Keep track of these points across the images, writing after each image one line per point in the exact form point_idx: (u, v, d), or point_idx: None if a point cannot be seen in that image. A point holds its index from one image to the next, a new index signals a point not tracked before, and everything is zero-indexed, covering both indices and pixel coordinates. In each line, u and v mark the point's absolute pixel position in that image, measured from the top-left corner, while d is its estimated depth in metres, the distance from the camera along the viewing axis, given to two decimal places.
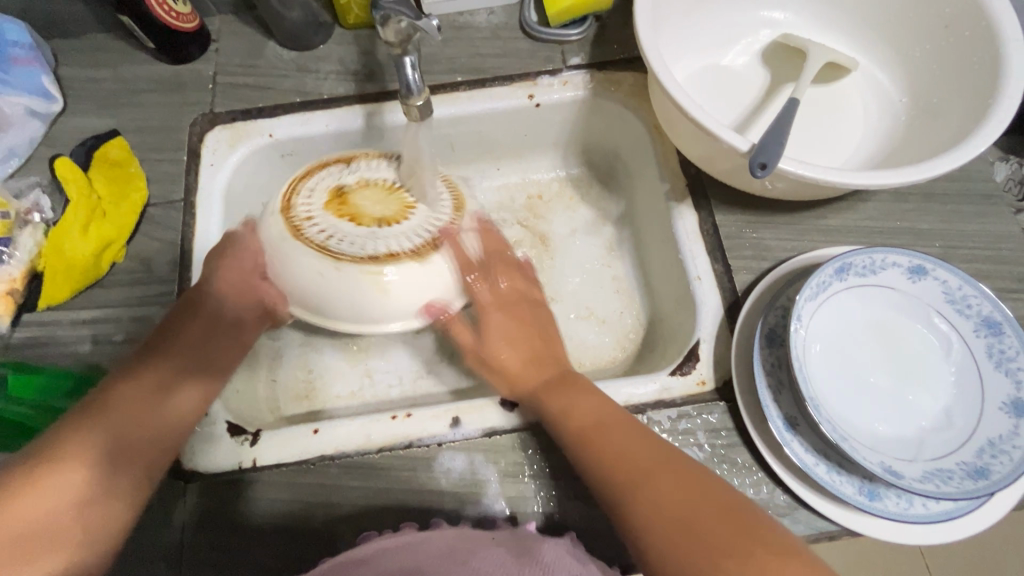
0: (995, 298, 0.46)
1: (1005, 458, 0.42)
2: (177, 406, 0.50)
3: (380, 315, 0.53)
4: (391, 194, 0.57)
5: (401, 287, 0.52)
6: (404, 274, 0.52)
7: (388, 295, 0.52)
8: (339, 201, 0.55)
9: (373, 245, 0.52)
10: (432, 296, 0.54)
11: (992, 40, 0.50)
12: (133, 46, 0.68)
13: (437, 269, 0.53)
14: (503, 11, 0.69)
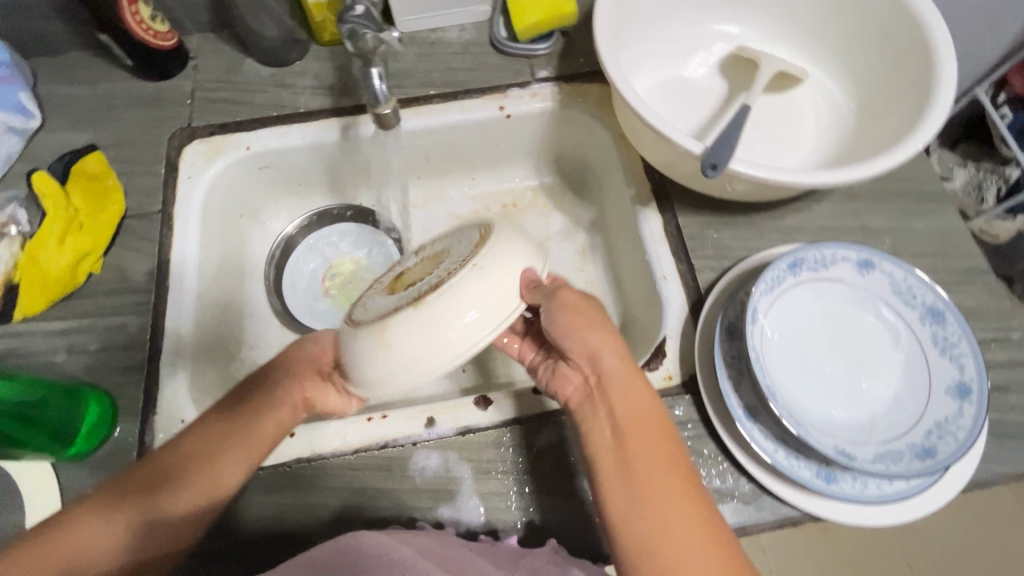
0: (936, 288, 0.50)
1: (951, 438, 0.44)
2: (220, 471, 0.47)
3: (399, 377, 0.40)
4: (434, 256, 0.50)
5: (403, 339, 0.39)
6: (406, 323, 0.40)
7: (398, 353, 0.40)
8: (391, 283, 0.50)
9: (399, 300, 0.44)
10: (457, 341, 0.40)
11: (928, 49, 0.54)
12: (112, 64, 0.70)
13: (450, 302, 0.40)
14: (474, 27, 0.72)
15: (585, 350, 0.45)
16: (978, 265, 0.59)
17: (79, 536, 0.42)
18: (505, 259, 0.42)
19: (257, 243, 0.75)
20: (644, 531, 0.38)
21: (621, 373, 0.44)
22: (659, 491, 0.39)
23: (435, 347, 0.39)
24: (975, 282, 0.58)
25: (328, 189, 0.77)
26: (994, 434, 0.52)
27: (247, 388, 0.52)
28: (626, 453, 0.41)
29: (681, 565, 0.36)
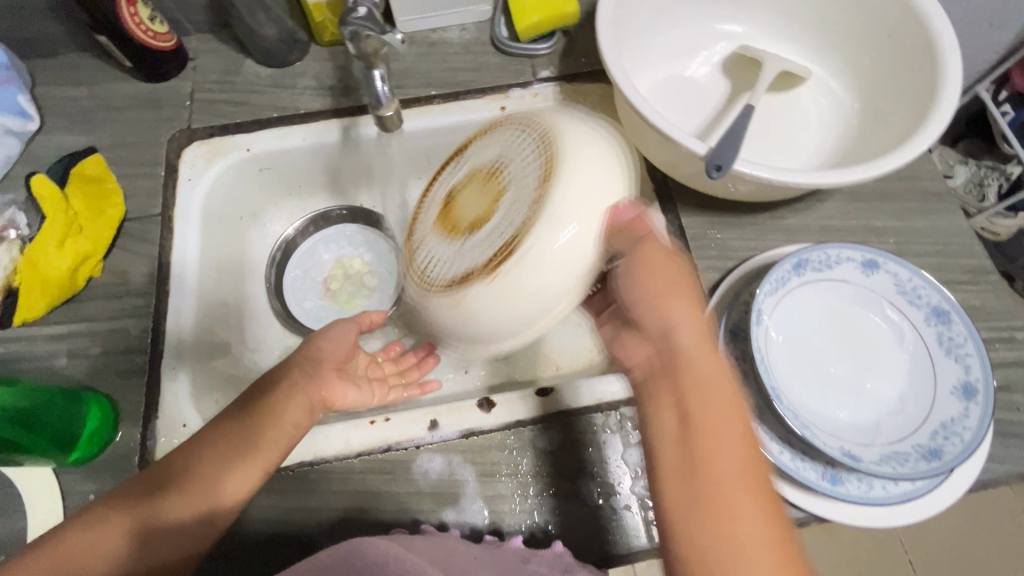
0: (942, 288, 0.50)
1: (957, 439, 0.44)
2: (222, 477, 0.46)
3: (483, 338, 0.48)
4: (491, 180, 0.51)
5: (480, 307, 0.46)
6: (482, 297, 0.46)
7: (471, 319, 0.47)
8: (446, 212, 0.55)
9: (483, 250, 0.48)
10: (535, 302, 0.45)
11: (932, 49, 0.54)
12: (110, 65, 0.70)
13: (518, 274, 0.44)
14: (475, 27, 0.72)
15: (664, 319, 0.44)
16: (983, 264, 0.59)
17: (86, 532, 0.43)
18: (576, 190, 0.44)
19: (258, 245, 0.75)
20: (709, 531, 0.37)
21: (699, 347, 0.43)
22: (724, 490, 0.38)
23: (535, 303, 0.45)
24: (979, 282, 0.58)
25: (329, 190, 0.77)
26: (1000, 434, 0.51)
27: (264, 385, 0.52)
28: (693, 444, 0.40)
29: (749, 551, 0.36)
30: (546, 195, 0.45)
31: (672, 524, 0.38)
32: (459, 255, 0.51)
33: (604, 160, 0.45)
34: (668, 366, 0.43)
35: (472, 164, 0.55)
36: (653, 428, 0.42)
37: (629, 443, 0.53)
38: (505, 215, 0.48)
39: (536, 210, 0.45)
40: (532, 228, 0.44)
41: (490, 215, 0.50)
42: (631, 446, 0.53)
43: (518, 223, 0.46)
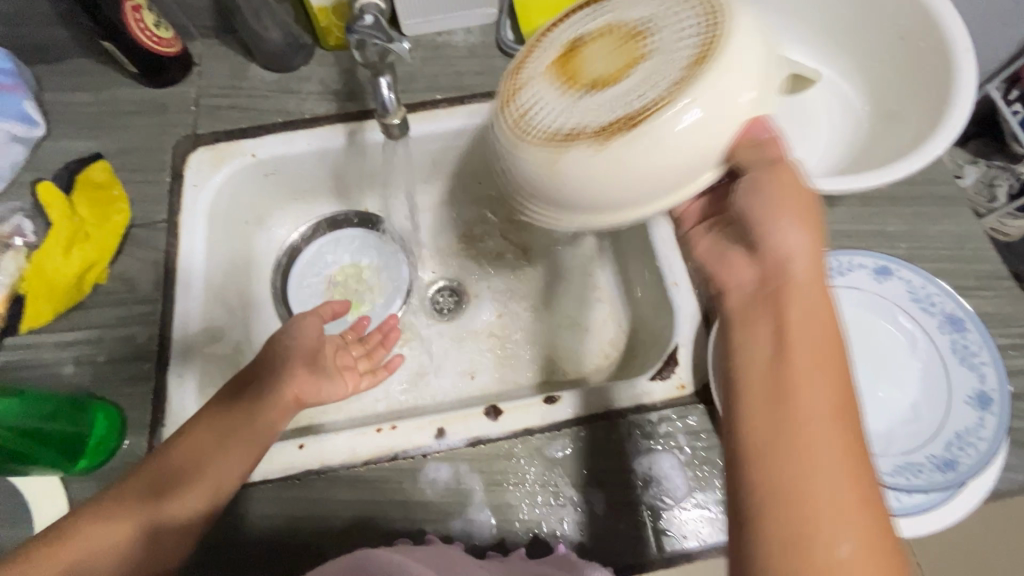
0: (957, 297, 0.50)
1: (971, 450, 0.45)
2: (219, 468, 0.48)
3: (567, 207, 0.42)
4: (629, 41, 0.43)
5: (577, 175, 0.40)
6: (587, 161, 0.39)
7: (563, 183, 0.41)
8: (564, 59, 0.45)
9: (607, 111, 0.41)
10: (642, 183, 0.39)
11: (946, 51, 0.53)
12: (115, 70, 0.69)
13: (639, 145, 0.38)
14: (480, 30, 0.71)
15: (776, 241, 0.39)
16: (996, 269, 0.58)
17: (91, 528, 0.44)
18: (741, 82, 0.38)
19: (264, 250, 0.75)
20: (780, 458, 0.33)
21: (810, 276, 0.38)
22: (810, 418, 0.34)
23: (647, 181, 0.39)
24: (992, 287, 0.57)
25: (334, 194, 0.76)
26: (1015, 442, 0.51)
27: (251, 374, 0.54)
28: (784, 369, 0.35)
29: (818, 495, 0.31)
30: (711, 74, 0.38)
31: (740, 445, 0.35)
32: (572, 109, 0.42)
33: (769, 70, 0.40)
34: (770, 290, 0.39)
35: (608, 19, 0.45)
36: (743, 346, 0.38)
37: (639, 452, 0.52)
38: (642, 83, 0.40)
39: (677, 88, 0.38)
40: (685, 101, 0.38)
41: (622, 79, 0.42)
42: (641, 455, 0.52)
43: (665, 90, 0.39)
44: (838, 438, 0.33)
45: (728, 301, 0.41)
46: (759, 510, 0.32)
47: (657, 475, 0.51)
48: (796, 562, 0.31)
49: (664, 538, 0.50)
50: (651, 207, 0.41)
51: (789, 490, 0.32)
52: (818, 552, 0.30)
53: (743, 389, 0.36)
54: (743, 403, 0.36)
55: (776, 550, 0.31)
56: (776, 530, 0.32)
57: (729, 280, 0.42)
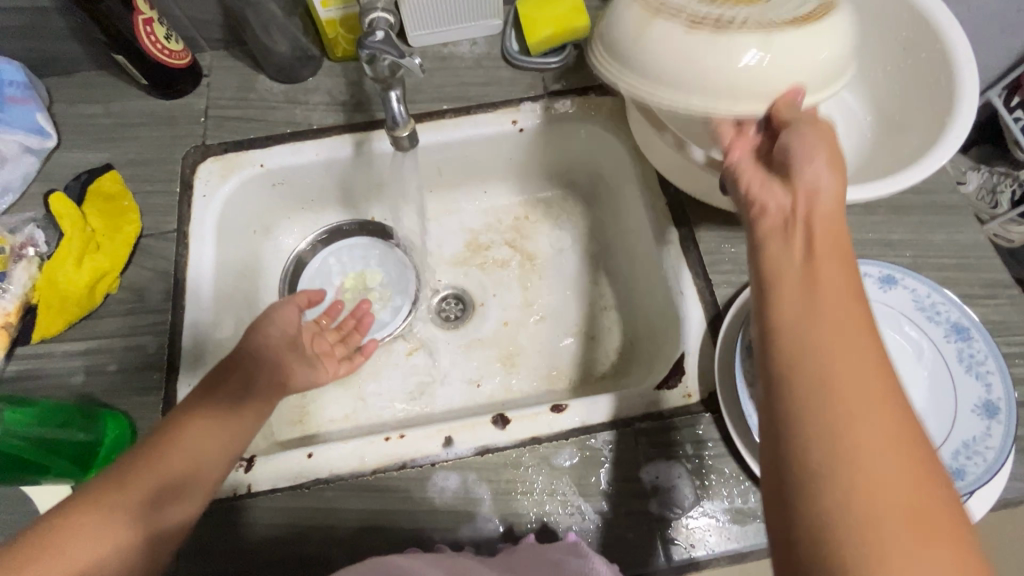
0: (961, 306, 0.50)
1: (979, 459, 0.45)
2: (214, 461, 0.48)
3: (639, 70, 0.47)
4: None
5: (661, 44, 0.45)
6: (680, 39, 0.45)
7: (648, 47, 0.46)
8: None
9: (709, 12, 0.46)
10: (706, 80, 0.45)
11: (948, 63, 0.53)
12: (125, 82, 0.70)
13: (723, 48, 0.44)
14: (486, 41, 0.72)
15: (807, 173, 0.43)
16: (1001, 277, 0.58)
17: (88, 534, 0.42)
18: (818, 47, 0.45)
19: (271, 258, 0.76)
20: (810, 348, 0.34)
21: (835, 203, 0.41)
22: (837, 315, 0.35)
23: (707, 75, 0.44)
24: (997, 295, 0.57)
25: (341, 204, 0.77)
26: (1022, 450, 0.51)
27: (237, 363, 0.53)
28: (813, 275, 0.37)
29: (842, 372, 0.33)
30: (803, 28, 0.44)
31: (774, 345, 0.36)
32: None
33: (841, 64, 0.46)
34: (799, 212, 0.41)
35: None
36: (773, 257, 0.40)
37: (647, 461, 0.52)
38: (754, 15, 0.46)
39: (777, 26, 0.44)
40: (772, 34, 0.44)
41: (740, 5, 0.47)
42: (649, 464, 0.52)
43: (757, 20, 0.45)
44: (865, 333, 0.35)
45: (761, 221, 0.43)
46: (793, 400, 0.33)
47: (665, 484, 0.51)
48: (826, 436, 0.32)
49: (672, 547, 0.50)
50: (694, 105, 0.46)
51: (821, 380, 0.33)
52: (854, 433, 0.31)
53: (774, 296, 0.38)
54: (775, 308, 0.37)
55: (813, 437, 0.32)
56: (813, 417, 0.32)
57: (762, 204, 0.44)
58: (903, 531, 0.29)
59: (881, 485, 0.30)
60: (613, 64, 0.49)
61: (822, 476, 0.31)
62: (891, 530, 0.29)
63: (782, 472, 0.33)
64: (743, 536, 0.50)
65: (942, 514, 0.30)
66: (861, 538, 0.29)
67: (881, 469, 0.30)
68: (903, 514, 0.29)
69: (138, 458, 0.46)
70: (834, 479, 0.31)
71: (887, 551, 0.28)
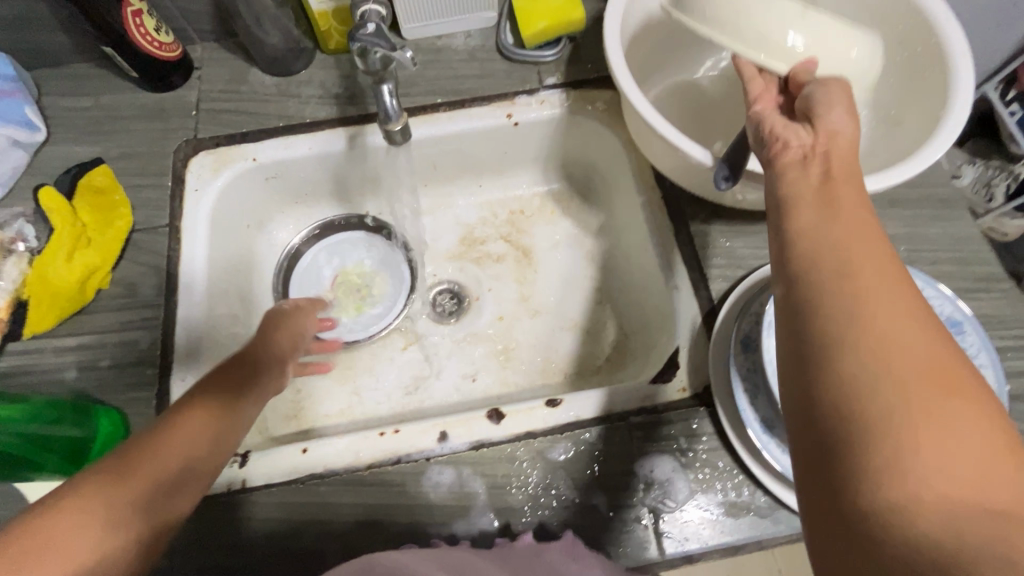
0: (955, 301, 0.50)
1: None
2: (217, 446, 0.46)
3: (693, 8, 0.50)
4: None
5: None
6: None
7: None
8: None
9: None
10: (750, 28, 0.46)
11: (943, 55, 0.53)
12: (115, 75, 0.69)
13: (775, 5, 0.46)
14: (480, 33, 0.72)
15: (824, 113, 0.41)
16: (994, 271, 0.58)
17: (92, 527, 0.35)
18: (848, 40, 0.47)
19: (265, 253, 0.75)
20: (831, 255, 0.33)
21: (850, 138, 0.40)
22: (852, 227, 0.34)
23: (745, 18, 0.46)
24: (991, 289, 0.57)
25: (335, 198, 0.77)
26: None
27: (243, 357, 0.54)
28: (827, 199, 0.36)
29: (866, 274, 0.31)
30: (839, 19, 0.47)
31: (792, 257, 0.34)
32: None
33: (866, 69, 0.48)
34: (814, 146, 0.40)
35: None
36: (791, 180, 0.38)
37: (641, 455, 0.52)
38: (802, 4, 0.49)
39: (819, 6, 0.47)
40: (810, 10, 0.47)
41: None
42: (643, 458, 0.52)
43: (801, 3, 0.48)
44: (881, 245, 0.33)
45: (780, 157, 0.41)
46: (816, 302, 0.31)
47: (659, 478, 0.51)
48: (851, 333, 0.29)
49: (666, 540, 0.50)
50: (730, 45, 0.47)
51: (842, 280, 0.31)
52: (881, 324, 0.29)
53: (791, 215, 0.37)
54: (791, 231, 0.36)
55: (834, 333, 0.29)
56: (835, 314, 0.30)
57: (783, 143, 0.41)
58: (940, 415, 0.26)
59: (912, 370, 0.27)
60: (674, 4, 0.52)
61: (850, 366, 0.28)
62: (926, 413, 0.26)
63: (806, 374, 0.30)
64: (736, 529, 0.50)
65: (979, 403, 0.27)
66: (894, 423, 0.26)
67: (912, 358, 0.27)
68: (940, 398, 0.26)
69: (129, 450, 0.41)
70: (861, 367, 0.28)
71: (924, 434, 0.25)
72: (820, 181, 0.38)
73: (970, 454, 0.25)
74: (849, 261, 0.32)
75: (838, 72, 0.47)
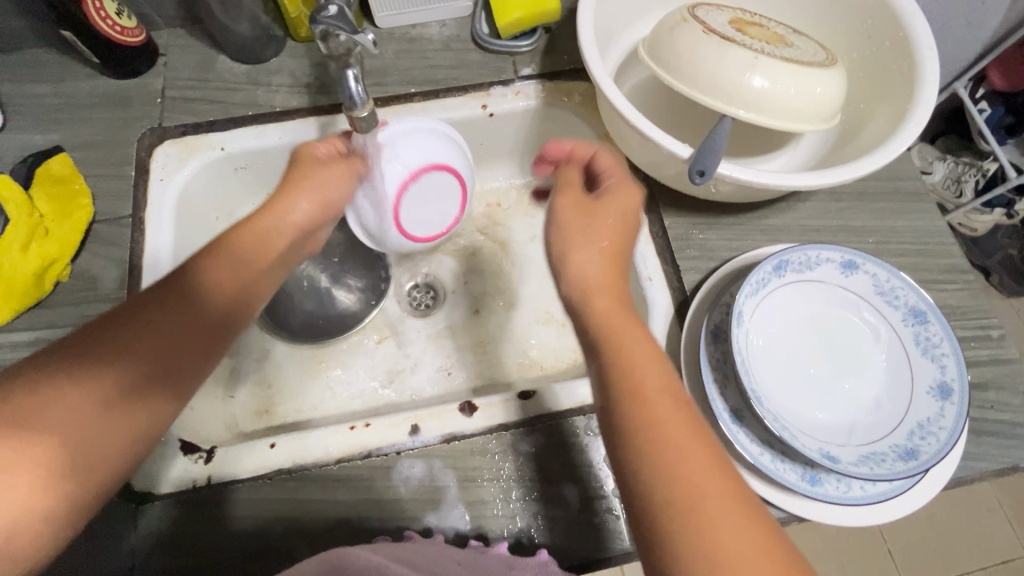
0: (919, 289, 0.50)
1: (933, 438, 0.45)
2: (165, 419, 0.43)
3: (657, 56, 0.54)
4: (775, 36, 0.55)
5: (679, 40, 0.52)
6: (692, 40, 0.51)
7: (671, 38, 0.53)
8: (749, 22, 0.56)
9: (726, 31, 0.53)
10: (705, 78, 0.50)
11: (909, 52, 0.54)
12: (76, 61, 0.67)
13: (724, 59, 0.50)
14: (456, 23, 0.71)
15: (569, 259, 0.43)
16: (959, 264, 0.60)
17: (25, 515, 0.34)
18: (801, 81, 0.50)
19: None
20: (647, 432, 0.35)
21: (599, 273, 0.42)
22: (654, 383, 0.37)
23: (698, 66, 0.50)
24: (955, 281, 0.59)
25: None
26: (973, 431, 0.53)
27: (194, 293, 0.45)
28: (617, 344, 0.38)
29: (680, 454, 0.33)
30: (790, 63, 0.50)
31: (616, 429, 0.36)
32: (716, 21, 0.54)
33: (819, 101, 0.50)
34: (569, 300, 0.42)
35: (790, 33, 0.57)
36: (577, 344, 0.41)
37: None
38: (761, 47, 0.51)
39: (769, 53, 0.50)
40: (762, 58, 0.49)
41: (759, 40, 0.53)
42: None
43: (757, 48, 0.51)
44: (701, 431, 0.35)
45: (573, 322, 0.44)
46: (650, 482, 0.33)
47: None
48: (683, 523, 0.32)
49: None
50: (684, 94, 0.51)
51: (664, 460, 0.33)
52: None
53: (603, 375, 0.38)
54: (611, 436, 0.36)
55: (670, 523, 0.32)
56: (684, 555, 0.31)
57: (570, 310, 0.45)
58: None
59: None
60: (643, 53, 0.56)
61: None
62: None
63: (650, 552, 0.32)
64: None
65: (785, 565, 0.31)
66: None
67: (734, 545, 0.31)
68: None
69: (51, 417, 0.36)
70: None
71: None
72: (632, 364, 0.37)
73: None
74: (664, 445, 0.34)
75: (782, 121, 0.50)
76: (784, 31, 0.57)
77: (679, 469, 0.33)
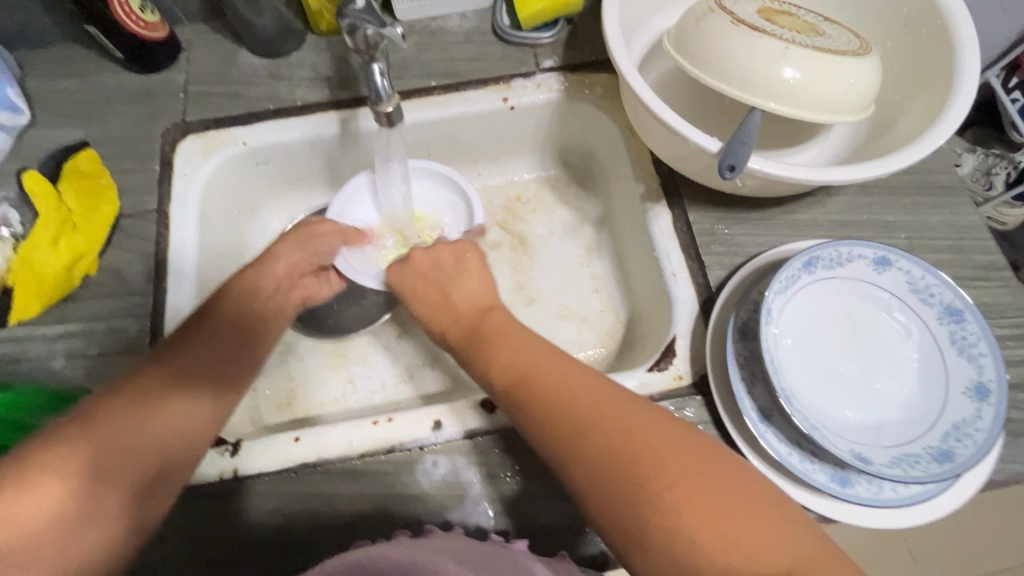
0: (957, 287, 0.49)
1: (969, 441, 0.44)
2: (184, 423, 0.43)
3: (683, 46, 0.52)
4: (804, 24, 0.54)
5: (707, 28, 0.51)
6: (720, 27, 0.50)
7: (699, 26, 0.51)
8: (779, 11, 0.55)
9: (754, 21, 0.51)
10: (734, 67, 0.49)
11: (948, 41, 0.52)
12: (101, 56, 0.67)
13: (752, 47, 0.48)
14: (476, 14, 0.70)
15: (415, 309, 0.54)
16: (995, 260, 0.58)
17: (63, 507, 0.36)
18: (833, 73, 0.48)
19: (256, 240, 0.75)
20: (537, 408, 0.40)
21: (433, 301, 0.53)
22: (532, 361, 0.43)
23: (729, 56, 0.49)
24: (991, 277, 0.57)
25: (327, 183, 0.76)
26: (1010, 433, 0.51)
27: (228, 318, 0.50)
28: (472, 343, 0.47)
29: (568, 417, 0.39)
30: (823, 53, 0.48)
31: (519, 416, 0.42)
32: (744, 10, 0.53)
33: (852, 93, 0.49)
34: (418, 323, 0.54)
35: (820, 23, 0.55)
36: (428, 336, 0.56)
37: None
38: (791, 36, 0.50)
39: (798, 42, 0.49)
40: (793, 48, 0.48)
41: (789, 30, 0.51)
42: None
43: (788, 37, 0.49)
44: (584, 385, 0.40)
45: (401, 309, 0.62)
46: (558, 450, 0.38)
47: None
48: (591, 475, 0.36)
49: None
50: (712, 84, 0.50)
51: (558, 430, 0.39)
52: (644, 489, 0.35)
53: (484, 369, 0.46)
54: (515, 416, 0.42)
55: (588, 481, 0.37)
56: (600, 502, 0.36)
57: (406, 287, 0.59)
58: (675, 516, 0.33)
59: (685, 502, 0.34)
60: (670, 42, 0.55)
61: (658, 525, 0.34)
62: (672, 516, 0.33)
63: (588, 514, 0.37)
64: None
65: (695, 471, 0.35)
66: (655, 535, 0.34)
67: (639, 476, 0.35)
68: (724, 518, 0.33)
69: (87, 430, 0.39)
70: (654, 543, 0.34)
71: (708, 543, 0.32)
72: (505, 364, 0.44)
73: (713, 523, 0.33)
74: (554, 416, 0.39)
75: (816, 114, 0.49)
76: (815, 20, 0.56)
77: (572, 430, 0.38)
